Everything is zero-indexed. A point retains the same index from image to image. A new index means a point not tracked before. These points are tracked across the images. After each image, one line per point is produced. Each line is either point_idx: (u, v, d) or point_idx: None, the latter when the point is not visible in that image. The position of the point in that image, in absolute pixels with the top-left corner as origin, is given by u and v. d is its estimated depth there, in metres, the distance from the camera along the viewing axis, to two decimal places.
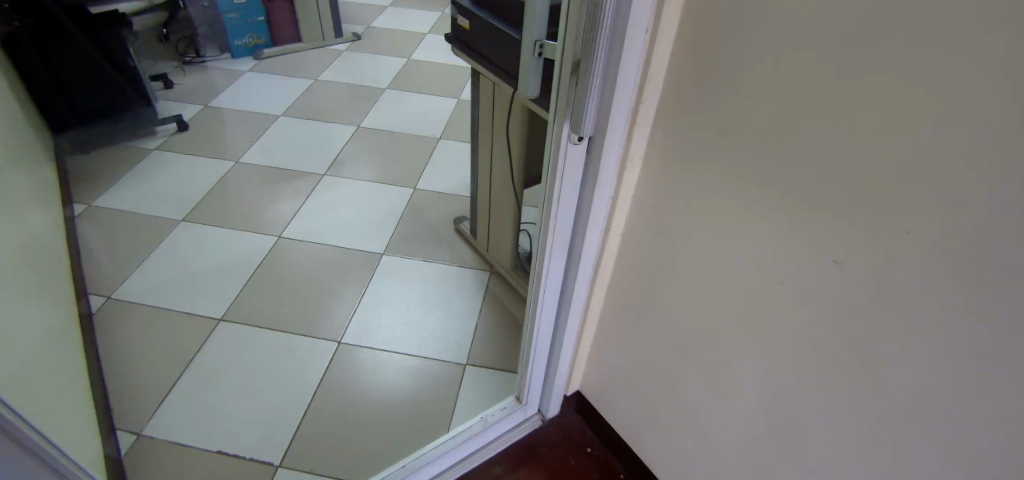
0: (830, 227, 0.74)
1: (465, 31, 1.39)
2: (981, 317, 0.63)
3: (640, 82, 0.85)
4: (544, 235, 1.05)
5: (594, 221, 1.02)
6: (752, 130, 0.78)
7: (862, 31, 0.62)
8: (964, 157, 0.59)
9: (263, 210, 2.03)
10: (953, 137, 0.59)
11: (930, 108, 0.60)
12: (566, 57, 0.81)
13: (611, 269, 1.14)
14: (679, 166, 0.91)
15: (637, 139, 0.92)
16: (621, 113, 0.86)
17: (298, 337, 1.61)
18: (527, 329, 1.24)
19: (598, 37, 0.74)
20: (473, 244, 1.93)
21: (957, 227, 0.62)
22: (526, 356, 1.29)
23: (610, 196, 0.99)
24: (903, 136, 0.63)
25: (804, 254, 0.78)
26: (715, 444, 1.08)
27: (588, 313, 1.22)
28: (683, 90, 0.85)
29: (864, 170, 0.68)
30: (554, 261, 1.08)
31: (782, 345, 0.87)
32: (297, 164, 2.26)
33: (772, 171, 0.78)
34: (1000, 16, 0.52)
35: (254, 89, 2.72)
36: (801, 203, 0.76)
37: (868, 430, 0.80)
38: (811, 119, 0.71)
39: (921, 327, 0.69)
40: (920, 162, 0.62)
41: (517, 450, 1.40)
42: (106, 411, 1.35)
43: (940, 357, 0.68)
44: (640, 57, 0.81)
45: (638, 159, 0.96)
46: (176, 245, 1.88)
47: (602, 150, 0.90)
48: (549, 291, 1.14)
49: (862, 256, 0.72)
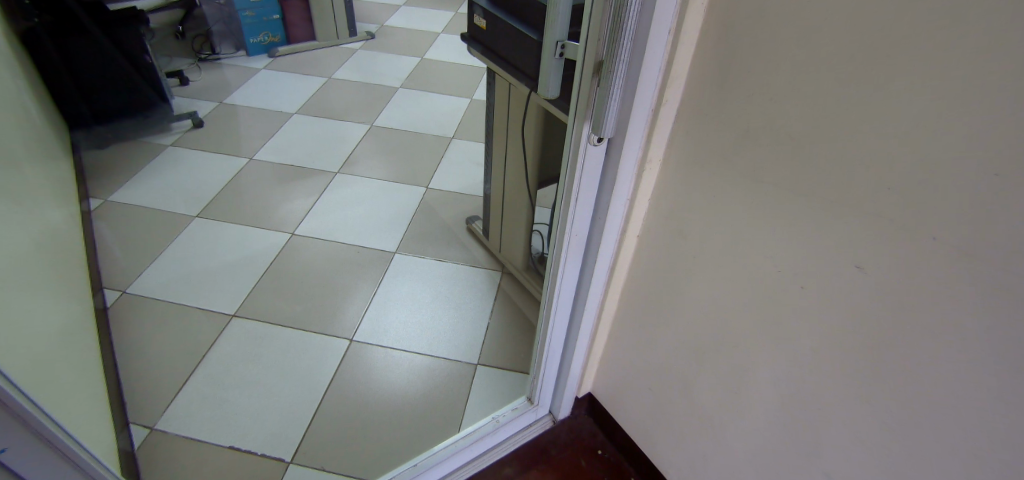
0: (852, 231, 0.72)
1: (482, 31, 1.39)
2: (1006, 324, 0.61)
3: (662, 83, 0.84)
4: (560, 236, 1.04)
5: (611, 224, 1.01)
6: (774, 131, 0.77)
7: (886, 34, 0.61)
8: (995, 163, 0.57)
9: (275, 207, 2.04)
10: (980, 142, 0.58)
11: (961, 111, 0.58)
12: (588, 58, 0.80)
13: (626, 271, 1.13)
14: (699, 168, 0.90)
15: (657, 141, 0.92)
16: (641, 115, 0.86)
17: (309, 334, 1.61)
18: (541, 329, 1.23)
19: (622, 37, 0.73)
20: (485, 244, 1.92)
21: (983, 234, 0.60)
22: (539, 356, 1.28)
23: (627, 198, 0.99)
24: (929, 139, 0.61)
25: (823, 258, 0.77)
26: (728, 448, 1.07)
27: (602, 315, 1.22)
28: (704, 91, 0.84)
29: (888, 175, 0.66)
30: (569, 263, 1.07)
31: (800, 350, 0.86)
32: (310, 162, 2.26)
33: (794, 173, 0.77)
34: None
35: (268, 87, 2.73)
36: (823, 207, 0.75)
37: (885, 438, 0.79)
38: (835, 122, 0.70)
39: (947, 336, 0.67)
40: (949, 166, 0.61)
41: (528, 451, 1.39)
42: (120, 405, 1.37)
43: (961, 364, 0.67)
44: (661, 58, 0.80)
45: (656, 161, 0.95)
46: (189, 241, 1.89)
47: (622, 152, 0.89)
48: (564, 292, 1.13)
49: (886, 261, 0.70)
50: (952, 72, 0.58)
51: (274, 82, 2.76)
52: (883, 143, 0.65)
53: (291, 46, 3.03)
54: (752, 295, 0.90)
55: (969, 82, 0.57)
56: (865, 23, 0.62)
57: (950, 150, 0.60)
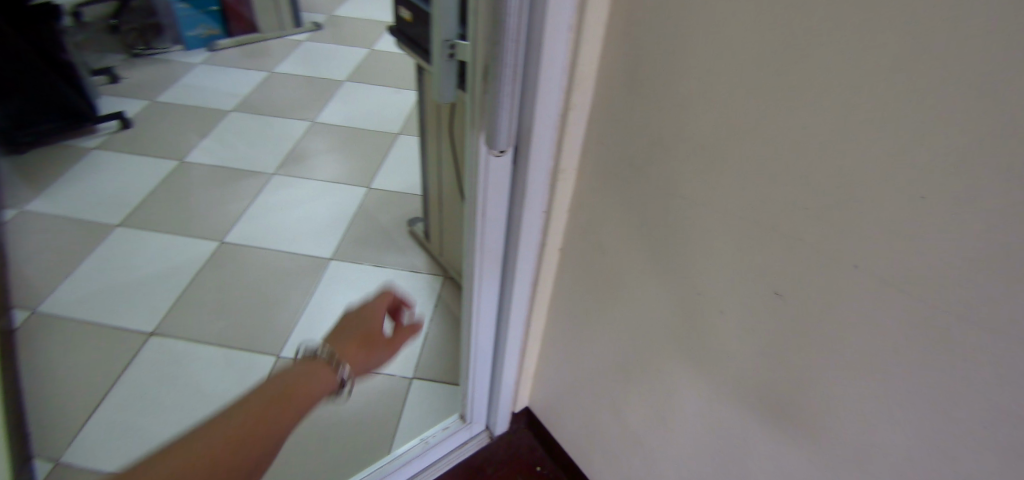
0: (771, 253, 0.66)
1: (408, 24, 1.29)
2: (935, 362, 0.55)
3: (567, 88, 0.75)
4: (472, 252, 0.96)
5: (527, 239, 0.93)
6: (687, 142, 0.69)
7: (796, 38, 0.53)
8: (916, 187, 0.50)
9: (206, 213, 1.92)
10: (897, 166, 0.51)
11: (880, 124, 0.50)
12: (477, 61, 0.71)
13: (551, 284, 1.06)
14: (615, 181, 0.82)
15: (568, 150, 0.83)
16: (547, 124, 0.77)
17: (234, 351, 1.51)
18: (465, 345, 1.16)
19: (503, 35, 0.64)
20: (428, 248, 1.83)
21: (906, 266, 0.54)
22: (467, 373, 1.20)
23: (543, 210, 0.91)
24: (847, 158, 0.54)
25: (745, 281, 0.70)
26: (660, 471, 1.01)
27: (530, 330, 1.14)
28: (614, 94, 0.75)
29: (806, 195, 0.59)
30: (486, 279, 0.99)
31: (725, 374, 0.80)
32: (246, 163, 2.15)
33: (709, 189, 0.69)
34: (970, 18, 0.42)
35: (205, 83, 2.59)
36: (739, 227, 0.68)
37: (814, 473, 0.73)
38: (749, 138, 0.62)
39: (872, 373, 0.61)
40: (867, 189, 0.54)
41: (464, 471, 1.32)
42: (20, 438, 1.26)
43: (889, 403, 0.61)
44: (562, 60, 0.71)
45: (571, 170, 0.87)
46: (110, 254, 1.76)
47: (529, 163, 0.81)
48: (484, 310, 1.06)
49: (805, 288, 0.64)
50: (866, 84, 0.50)
51: (213, 78, 2.63)
52: (797, 160, 0.58)
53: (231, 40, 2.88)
54: (674, 317, 0.84)
55: (890, 93, 0.49)
56: (780, 18, 0.54)
57: (869, 170, 0.53)
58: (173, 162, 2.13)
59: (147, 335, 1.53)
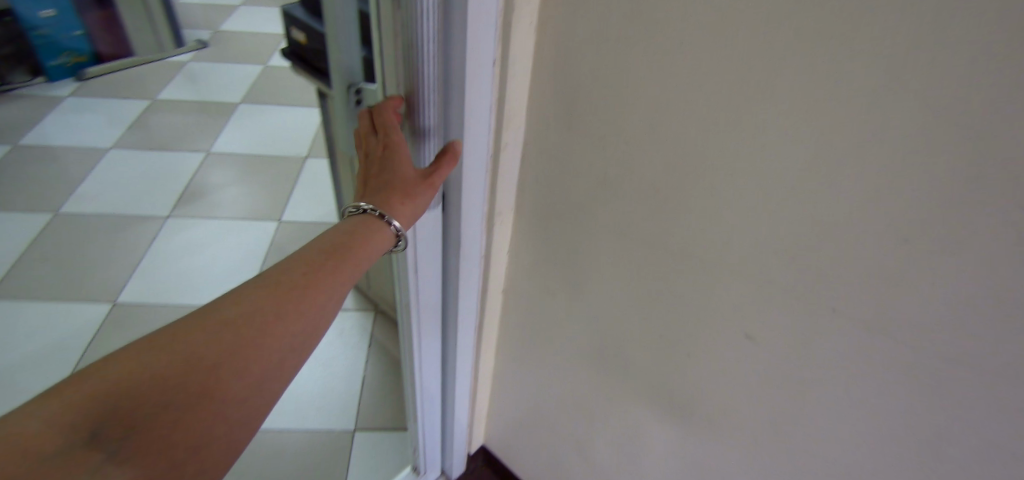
0: (728, 292, 0.49)
1: (302, 47, 0.95)
2: (966, 425, 0.41)
3: (497, 98, 0.50)
4: (402, 308, 0.66)
5: (466, 292, 0.66)
6: (646, 177, 0.48)
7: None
8: (949, 197, 0.34)
9: (217, 197, 1.80)
10: (922, 167, 0.34)
11: (868, 147, 0.36)
12: (379, 44, 0.45)
13: (496, 332, 0.78)
14: (560, 221, 0.58)
15: (502, 186, 0.58)
16: (476, 159, 0.52)
17: None
18: (411, 421, 0.86)
19: (415, 48, 0.43)
20: None
21: (937, 307, 0.38)
22: (411, 445, 0.93)
23: (484, 258, 0.65)
24: (849, 155, 0.37)
25: (702, 326, 0.52)
26: None
27: (478, 388, 0.86)
28: (552, 118, 0.52)
29: (778, 221, 0.42)
30: (421, 343, 0.70)
31: (721, 437, 0.58)
32: (274, 143, 2.07)
33: (642, 216, 0.51)
34: None
35: (238, 63, 2.54)
36: (657, 255, 0.52)
37: None
38: (710, 155, 0.43)
39: (865, 430, 0.46)
40: (870, 203, 0.37)
41: None
42: None
43: (884, 465, 0.47)
44: (487, 77, 0.47)
45: (507, 209, 0.61)
46: (103, 222, 1.70)
47: (454, 206, 0.55)
48: (427, 376, 0.76)
49: (766, 333, 0.48)
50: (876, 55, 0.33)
51: (249, 57, 2.59)
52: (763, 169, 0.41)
53: (246, 21, 2.92)
54: (623, 359, 0.63)
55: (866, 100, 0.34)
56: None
57: (847, 188, 0.38)
58: (173, 134, 2.07)
59: (109, 305, 1.42)
